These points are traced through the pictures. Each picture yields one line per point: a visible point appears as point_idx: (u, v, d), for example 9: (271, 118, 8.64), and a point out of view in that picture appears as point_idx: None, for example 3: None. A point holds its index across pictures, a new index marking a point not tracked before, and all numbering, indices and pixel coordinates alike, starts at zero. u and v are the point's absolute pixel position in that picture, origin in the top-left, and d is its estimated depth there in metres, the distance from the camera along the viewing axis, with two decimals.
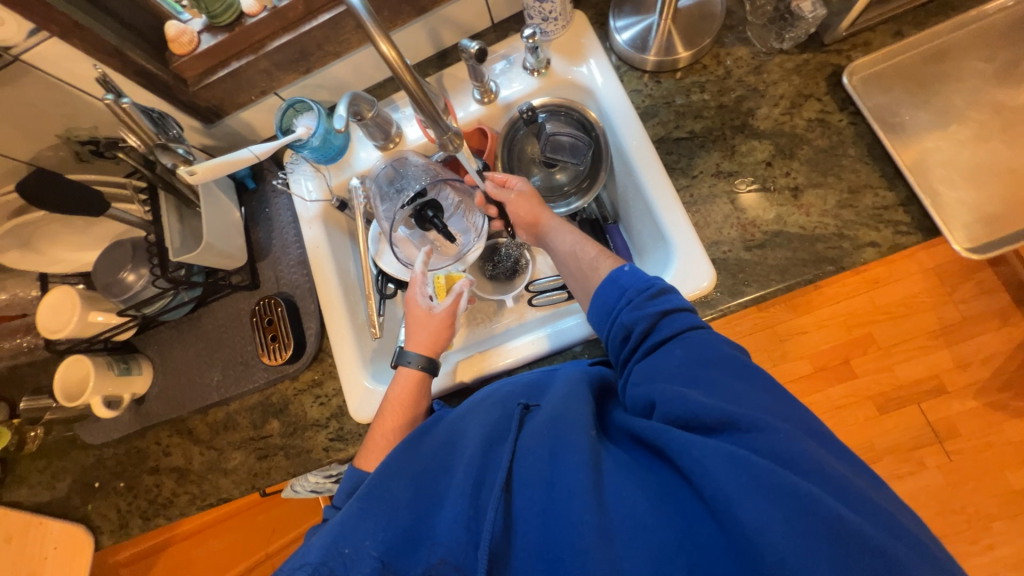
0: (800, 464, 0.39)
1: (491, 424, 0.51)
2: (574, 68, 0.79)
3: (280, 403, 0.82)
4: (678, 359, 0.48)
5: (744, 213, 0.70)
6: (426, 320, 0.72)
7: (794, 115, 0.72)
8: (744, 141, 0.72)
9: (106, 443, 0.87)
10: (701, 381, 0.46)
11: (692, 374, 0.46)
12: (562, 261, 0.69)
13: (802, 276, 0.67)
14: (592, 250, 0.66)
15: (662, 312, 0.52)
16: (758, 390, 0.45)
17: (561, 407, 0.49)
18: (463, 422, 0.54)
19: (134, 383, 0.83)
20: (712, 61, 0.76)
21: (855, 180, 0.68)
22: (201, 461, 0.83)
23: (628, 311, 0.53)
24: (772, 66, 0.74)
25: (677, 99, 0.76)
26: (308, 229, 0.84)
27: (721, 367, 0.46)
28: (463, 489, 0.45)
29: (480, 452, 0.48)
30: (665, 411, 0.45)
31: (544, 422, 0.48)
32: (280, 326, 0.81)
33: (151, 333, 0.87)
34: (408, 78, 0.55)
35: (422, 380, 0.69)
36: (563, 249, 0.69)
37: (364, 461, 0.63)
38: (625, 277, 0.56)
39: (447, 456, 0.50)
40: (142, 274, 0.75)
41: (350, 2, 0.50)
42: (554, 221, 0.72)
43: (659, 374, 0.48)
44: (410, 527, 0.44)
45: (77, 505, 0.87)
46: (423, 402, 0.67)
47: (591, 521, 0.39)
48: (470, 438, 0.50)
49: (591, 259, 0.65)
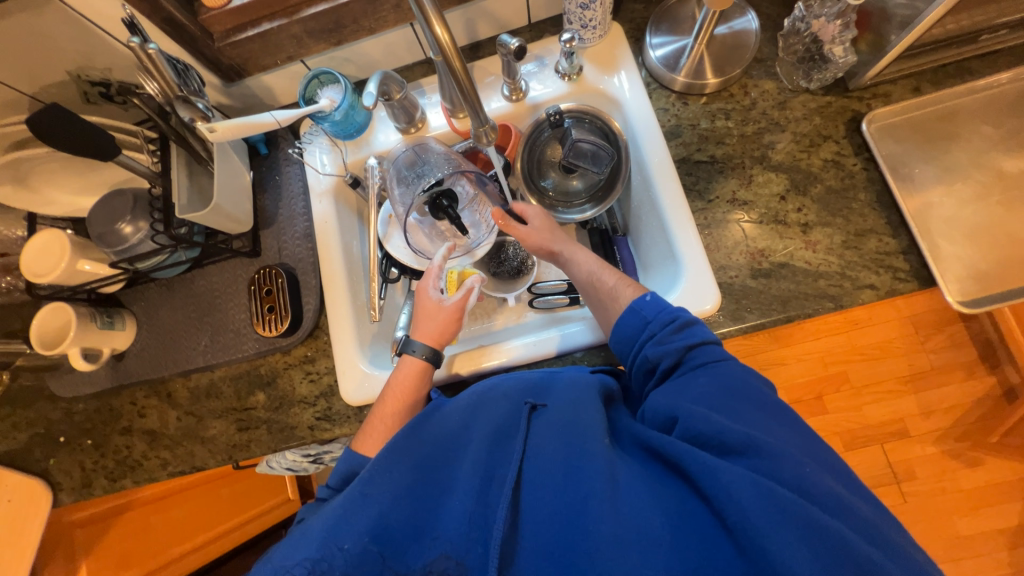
0: (827, 501, 0.40)
1: (500, 420, 0.51)
2: (605, 78, 0.80)
3: (268, 375, 0.80)
4: (701, 387, 0.50)
5: (753, 242, 0.72)
6: (434, 312, 0.72)
7: (811, 154, 0.74)
8: (761, 172, 0.74)
9: (77, 397, 0.84)
10: (726, 405, 0.47)
11: (714, 401, 0.48)
12: (582, 282, 0.69)
13: (802, 309, 0.69)
14: (607, 280, 0.66)
15: (687, 349, 0.53)
16: (780, 422, 0.46)
17: (572, 412, 0.50)
18: (469, 413, 0.53)
19: (116, 339, 0.80)
20: (739, 91, 0.78)
21: (862, 224, 0.71)
22: (177, 427, 0.81)
23: (652, 345, 0.55)
24: (796, 103, 0.76)
25: (702, 122, 0.78)
26: (318, 202, 0.83)
27: (743, 399, 0.48)
28: (470, 485, 0.45)
29: (487, 448, 0.48)
30: (685, 428, 0.46)
31: (557, 426, 0.49)
32: (278, 297, 0.79)
33: (140, 290, 0.85)
34: (455, 63, 0.53)
35: (423, 371, 0.68)
36: (583, 275, 0.69)
37: (360, 443, 0.62)
38: (648, 309, 0.57)
39: (455, 447, 0.50)
40: (140, 228, 0.72)
41: None
42: (573, 248, 0.72)
43: (680, 396, 0.50)
44: (413, 517, 0.44)
45: (38, 459, 0.84)
46: (422, 389, 0.67)
47: (607, 530, 0.40)
48: (477, 433, 0.50)
49: (612, 286, 0.65)
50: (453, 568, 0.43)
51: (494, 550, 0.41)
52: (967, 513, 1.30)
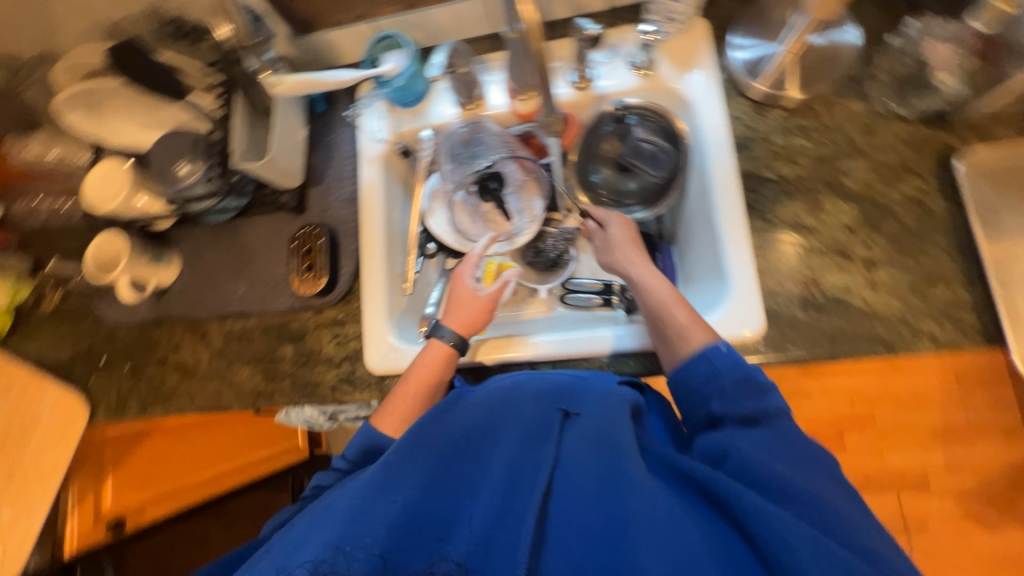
0: (875, 561, 0.40)
1: (533, 423, 0.50)
2: (679, 76, 0.76)
3: (298, 330, 0.81)
4: (762, 439, 0.49)
5: (809, 272, 0.68)
6: (467, 299, 0.73)
7: (890, 187, 0.68)
8: (832, 199, 0.69)
9: (122, 322, 0.88)
10: (773, 451, 0.48)
11: (773, 453, 0.48)
12: (656, 301, 0.66)
13: (850, 350, 0.65)
14: (681, 312, 0.63)
15: (736, 391, 0.54)
16: (833, 481, 0.47)
17: (607, 429, 0.49)
18: (500, 412, 0.52)
19: (161, 274, 0.84)
20: (823, 108, 0.72)
21: (934, 270, 0.65)
22: (208, 366, 0.84)
23: (719, 398, 0.54)
24: (883, 130, 0.70)
25: (776, 137, 0.73)
26: (366, 167, 0.83)
27: (800, 458, 0.48)
28: (500, 487, 0.45)
29: (519, 451, 0.48)
30: (740, 468, 0.46)
31: (593, 440, 0.48)
32: (318, 257, 0.80)
33: (187, 230, 0.88)
34: None
35: (449, 358, 0.68)
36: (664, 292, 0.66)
37: (379, 418, 0.64)
38: (720, 348, 0.57)
39: (484, 444, 0.50)
40: (196, 169, 0.73)
41: None
42: (648, 262, 0.71)
43: (737, 439, 0.50)
44: (440, 509, 0.45)
45: (80, 374, 0.89)
46: (446, 376, 0.67)
47: (649, 556, 0.40)
48: (506, 433, 0.50)
49: (688, 324, 0.61)
50: None
51: (522, 558, 0.41)
52: None
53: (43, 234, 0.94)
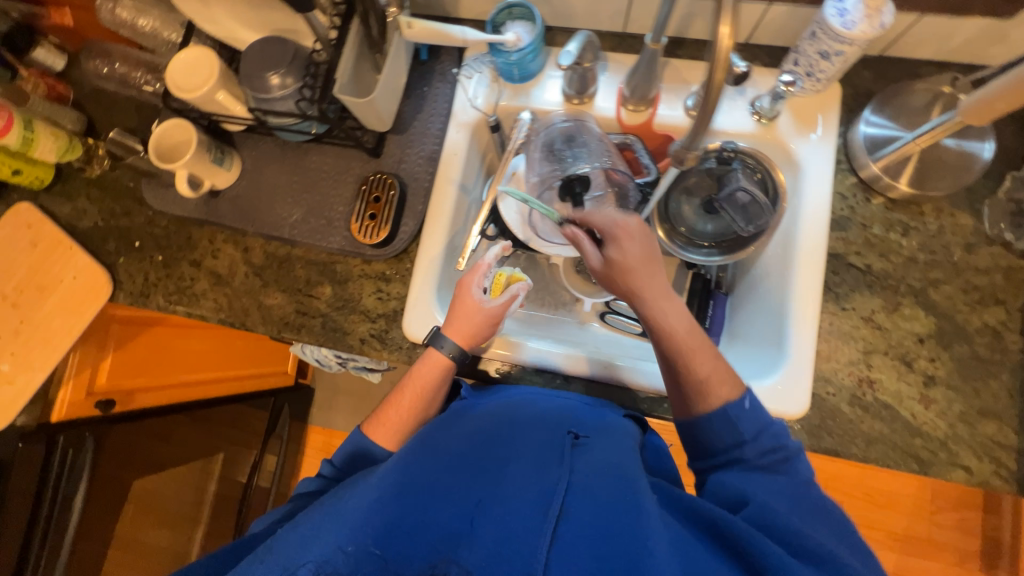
0: None
1: (540, 442, 0.54)
2: (798, 135, 0.73)
3: (341, 274, 0.80)
4: (779, 485, 0.50)
5: (867, 369, 0.67)
6: (472, 311, 0.70)
7: (973, 310, 0.67)
8: (911, 305, 0.68)
9: (164, 212, 0.86)
10: (775, 494, 0.49)
11: (789, 501, 0.49)
12: (672, 337, 0.59)
13: (884, 457, 0.65)
14: (702, 363, 0.58)
15: (744, 441, 0.54)
16: (851, 543, 0.48)
17: (612, 457, 0.52)
18: (512, 428, 0.57)
19: (218, 176, 0.81)
20: (930, 211, 0.70)
21: (990, 405, 0.65)
22: (241, 281, 0.82)
23: (753, 447, 0.54)
24: (984, 251, 0.68)
25: (874, 227, 0.71)
26: (455, 130, 0.79)
27: (818, 513, 0.49)
28: (512, 494, 0.46)
29: (528, 467, 0.50)
30: (754, 513, 0.47)
31: (598, 465, 0.50)
32: (384, 209, 0.77)
33: (256, 139, 0.85)
34: (717, 77, 0.44)
35: (444, 365, 0.69)
36: (682, 327, 0.59)
37: (371, 427, 0.68)
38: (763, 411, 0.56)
39: (497, 454, 0.53)
40: (286, 85, 0.71)
41: None
42: (665, 290, 0.61)
43: (750, 482, 0.51)
44: (452, 513, 0.46)
45: (110, 251, 0.87)
46: (441, 391, 0.69)
47: None
48: (517, 450, 0.53)
49: (710, 377, 0.57)
50: None
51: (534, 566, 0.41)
52: None
53: (107, 98, 0.91)
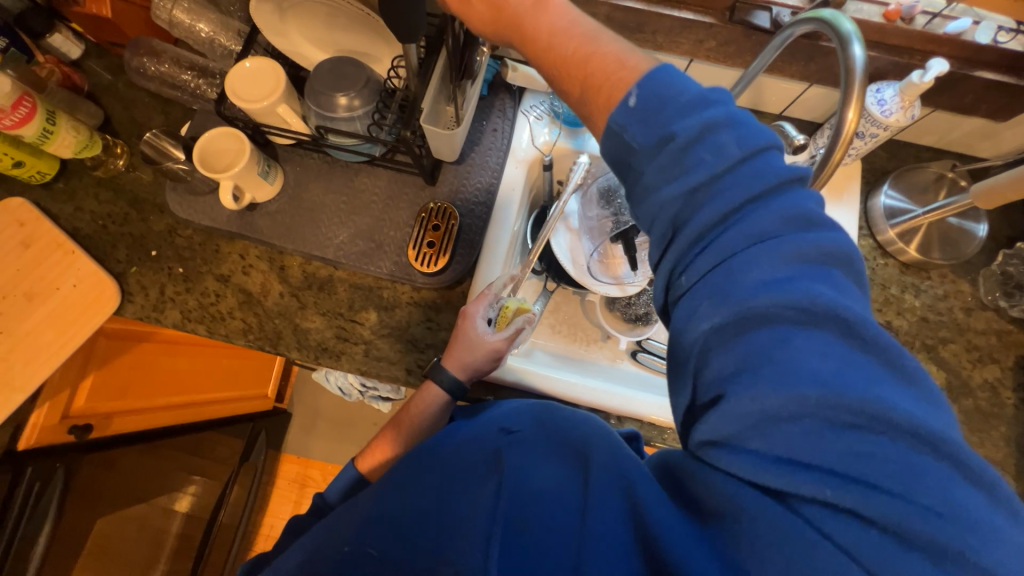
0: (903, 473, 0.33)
1: (473, 449, 0.49)
2: (828, 201, 0.81)
3: (389, 300, 0.77)
4: (717, 315, 0.37)
5: None
6: (475, 345, 0.65)
7: (974, 368, 0.76)
8: (925, 360, 0.76)
9: (190, 222, 0.80)
10: (786, 383, 0.34)
11: (732, 358, 0.37)
12: (579, 73, 0.46)
13: None
14: (618, 99, 0.43)
15: (743, 314, 0.36)
16: (764, 371, 0.35)
17: (556, 445, 0.48)
18: (457, 434, 0.52)
19: (261, 190, 0.77)
20: (936, 277, 0.80)
21: (993, 454, 0.72)
22: (275, 301, 0.77)
23: (732, 248, 0.38)
24: (981, 315, 0.78)
25: (892, 288, 0.79)
26: (513, 166, 0.81)
27: (758, 355, 0.36)
28: (473, 519, 0.44)
29: (478, 483, 0.46)
30: (722, 414, 0.37)
31: (536, 459, 0.47)
32: (444, 239, 0.77)
33: (302, 155, 0.81)
34: (835, 154, 0.48)
35: (439, 413, 0.66)
36: (567, 52, 0.47)
37: (364, 463, 0.67)
38: (632, 132, 0.42)
39: (461, 477, 0.47)
40: (354, 107, 0.69)
41: (854, 57, 0.46)
42: (564, 9, 0.49)
43: (722, 338, 0.37)
44: (409, 529, 0.45)
45: (119, 259, 0.79)
46: (431, 422, 0.66)
47: None
48: (469, 465, 0.48)
49: (622, 72, 0.44)
50: None
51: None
52: None
53: (133, 95, 0.84)
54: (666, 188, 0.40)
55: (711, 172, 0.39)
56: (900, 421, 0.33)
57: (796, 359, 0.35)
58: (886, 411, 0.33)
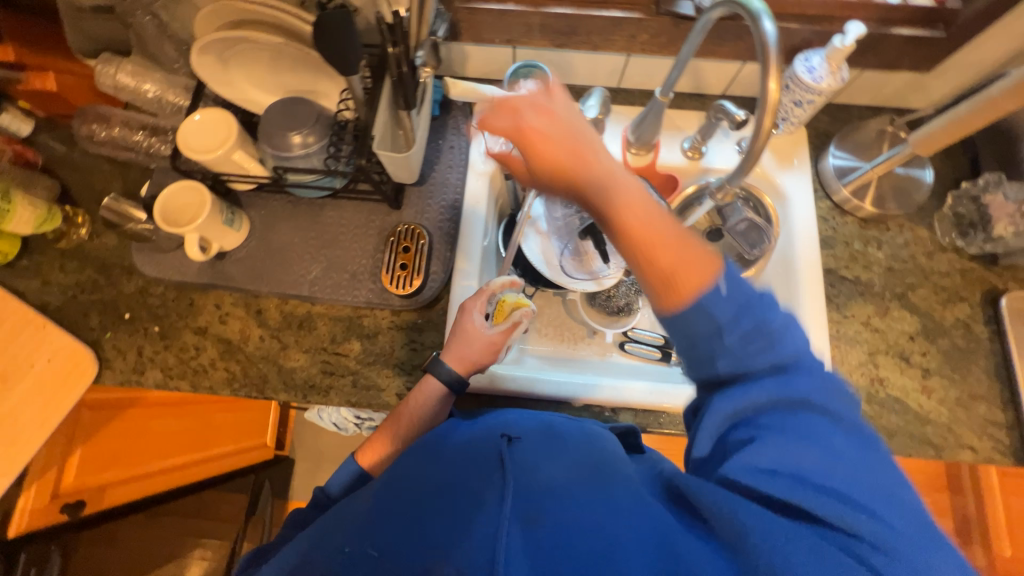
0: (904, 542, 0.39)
1: (473, 453, 0.52)
2: (780, 170, 0.84)
3: (370, 328, 0.77)
4: (763, 389, 0.45)
5: (875, 368, 0.75)
6: (473, 338, 0.68)
7: (945, 308, 0.78)
8: (897, 308, 0.78)
9: (161, 279, 0.79)
10: (823, 448, 0.42)
11: (777, 421, 0.44)
12: (623, 220, 0.44)
13: (905, 447, 0.72)
14: (710, 283, 0.43)
15: (791, 397, 0.45)
16: (804, 439, 0.43)
17: (576, 454, 0.52)
18: (466, 441, 0.55)
19: (227, 238, 0.77)
20: (895, 227, 0.82)
21: (977, 388, 0.74)
22: (256, 345, 0.77)
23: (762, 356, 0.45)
24: (942, 258, 0.81)
25: (855, 243, 0.82)
26: (475, 179, 0.83)
27: (793, 425, 0.44)
28: (484, 505, 0.45)
29: (491, 479, 0.48)
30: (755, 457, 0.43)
31: (554, 461, 0.50)
32: (416, 258, 0.78)
33: (265, 197, 0.82)
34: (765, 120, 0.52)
35: (440, 403, 0.67)
36: (661, 235, 0.44)
37: (364, 455, 0.65)
38: (722, 311, 0.43)
39: (467, 470, 0.50)
40: (308, 143, 0.70)
41: (766, 29, 0.49)
42: (599, 152, 0.46)
43: (761, 410, 0.45)
44: (422, 534, 0.44)
45: (93, 327, 0.78)
46: (438, 413, 0.66)
47: None
48: (476, 462, 0.50)
49: (672, 260, 0.43)
50: None
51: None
52: None
53: (88, 164, 0.85)
54: (745, 361, 0.45)
55: (782, 321, 0.45)
56: (915, 513, 0.41)
57: (835, 444, 0.43)
58: (900, 495, 0.41)
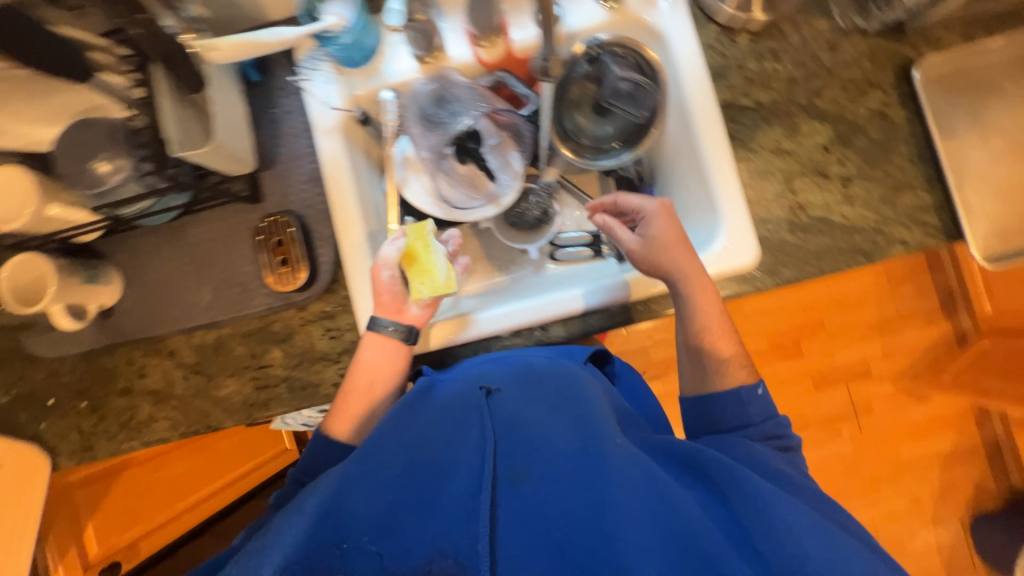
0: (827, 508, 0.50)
1: (457, 409, 0.56)
2: (649, 6, 0.72)
3: (283, 331, 0.75)
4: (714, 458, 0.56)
5: (793, 194, 0.71)
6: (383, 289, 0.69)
7: (857, 103, 0.71)
8: (807, 121, 0.71)
9: (64, 356, 0.76)
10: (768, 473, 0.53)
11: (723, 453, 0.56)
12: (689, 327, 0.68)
13: (835, 264, 0.70)
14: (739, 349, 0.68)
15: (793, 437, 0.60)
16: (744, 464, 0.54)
17: (559, 401, 0.57)
18: (448, 401, 0.58)
19: (102, 295, 0.72)
20: (790, 29, 0.72)
21: (901, 178, 0.70)
22: (184, 386, 0.76)
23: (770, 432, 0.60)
24: (848, 46, 0.72)
25: (750, 64, 0.73)
26: (325, 140, 0.73)
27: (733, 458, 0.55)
28: (470, 465, 0.49)
29: (475, 437, 0.52)
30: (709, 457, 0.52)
31: (545, 414, 0.55)
32: (291, 248, 0.73)
33: (120, 238, 0.75)
34: None
35: (388, 345, 0.67)
36: (720, 323, 0.68)
37: (330, 424, 0.66)
38: (754, 411, 0.62)
39: (454, 428, 0.53)
40: (118, 166, 0.62)
41: None
42: (689, 254, 0.67)
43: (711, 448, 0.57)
44: (416, 499, 0.47)
45: (25, 423, 0.77)
46: (388, 371, 0.68)
47: (627, 524, 0.44)
48: (465, 420, 0.54)
49: (717, 339, 0.68)
50: (451, 568, 0.44)
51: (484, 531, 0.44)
52: (910, 443, 1.51)
53: None
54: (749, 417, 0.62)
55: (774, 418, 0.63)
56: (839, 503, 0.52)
57: (768, 465, 0.54)
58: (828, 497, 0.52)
